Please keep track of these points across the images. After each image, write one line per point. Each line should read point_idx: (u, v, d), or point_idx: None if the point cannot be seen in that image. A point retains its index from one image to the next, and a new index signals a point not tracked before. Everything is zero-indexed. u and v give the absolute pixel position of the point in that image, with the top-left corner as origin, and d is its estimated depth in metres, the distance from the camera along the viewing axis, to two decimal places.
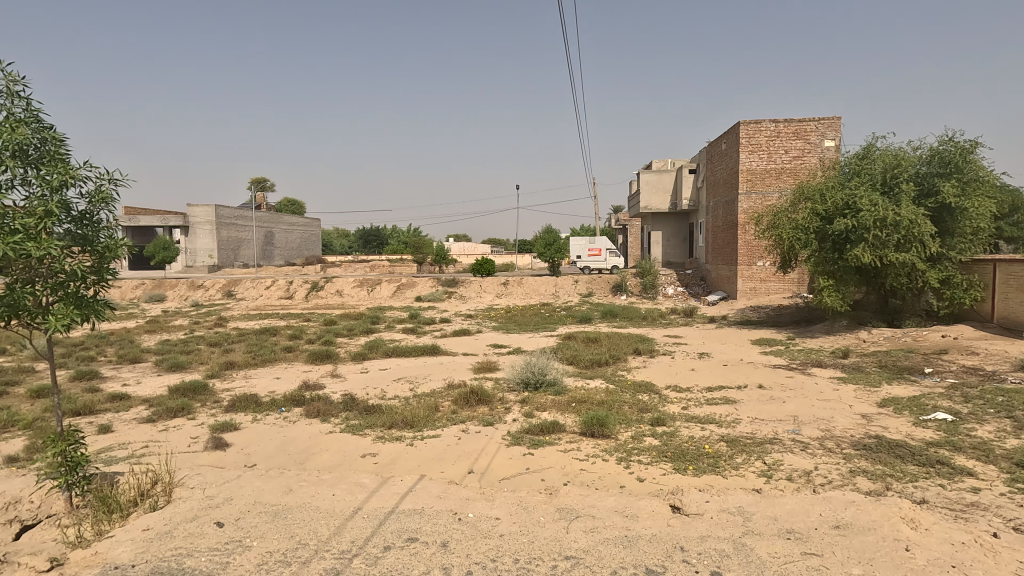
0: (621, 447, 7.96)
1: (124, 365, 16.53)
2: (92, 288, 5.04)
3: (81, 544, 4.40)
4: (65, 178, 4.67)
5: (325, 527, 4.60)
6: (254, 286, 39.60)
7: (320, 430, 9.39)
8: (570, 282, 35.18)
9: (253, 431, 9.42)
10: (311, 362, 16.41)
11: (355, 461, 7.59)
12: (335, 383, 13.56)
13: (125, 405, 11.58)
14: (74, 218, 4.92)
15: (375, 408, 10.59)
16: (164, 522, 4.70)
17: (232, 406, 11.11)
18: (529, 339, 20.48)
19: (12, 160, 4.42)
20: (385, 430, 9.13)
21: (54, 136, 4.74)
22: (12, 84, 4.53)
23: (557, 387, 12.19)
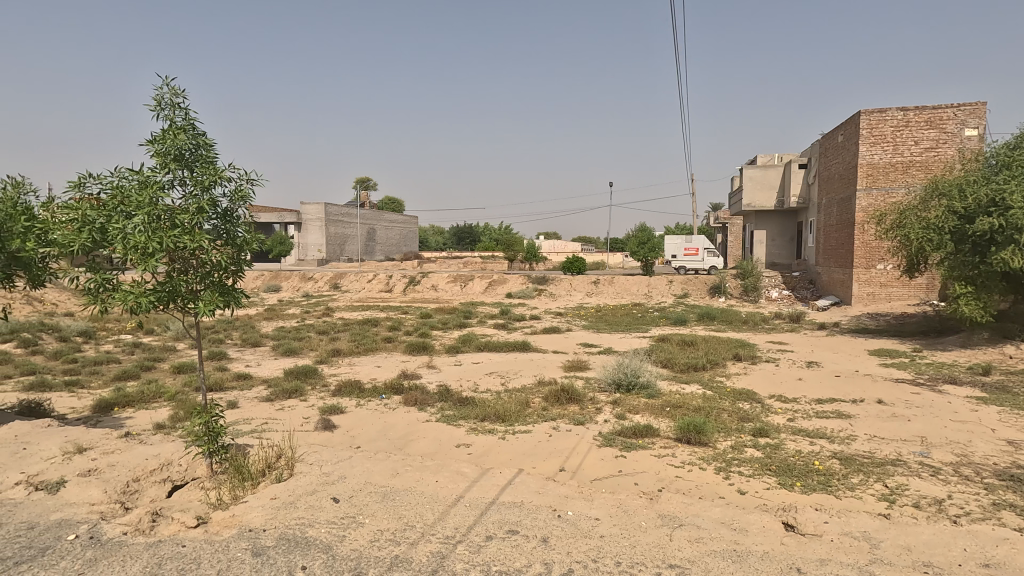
0: (720, 456, 7.59)
1: (247, 348, 18.35)
2: (233, 278, 5.61)
3: (221, 506, 4.93)
4: (214, 179, 5.20)
5: (431, 511, 4.80)
6: (357, 279, 42.25)
7: (416, 418, 9.84)
8: (664, 283, 34.12)
9: (357, 415, 10.08)
10: (409, 353, 17.25)
11: (450, 451, 7.88)
12: (430, 374, 14.14)
13: (248, 384, 12.85)
14: (219, 214, 5.47)
15: (468, 400, 10.90)
16: (289, 493, 5.14)
17: (338, 390, 11.96)
18: (621, 340, 20.13)
19: (173, 164, 5.02)
20: (478, 422, 9.37)
21: (207, 142, 5.28)
22: (172, 97, 5.09)
23: (650, 390, 11.84)
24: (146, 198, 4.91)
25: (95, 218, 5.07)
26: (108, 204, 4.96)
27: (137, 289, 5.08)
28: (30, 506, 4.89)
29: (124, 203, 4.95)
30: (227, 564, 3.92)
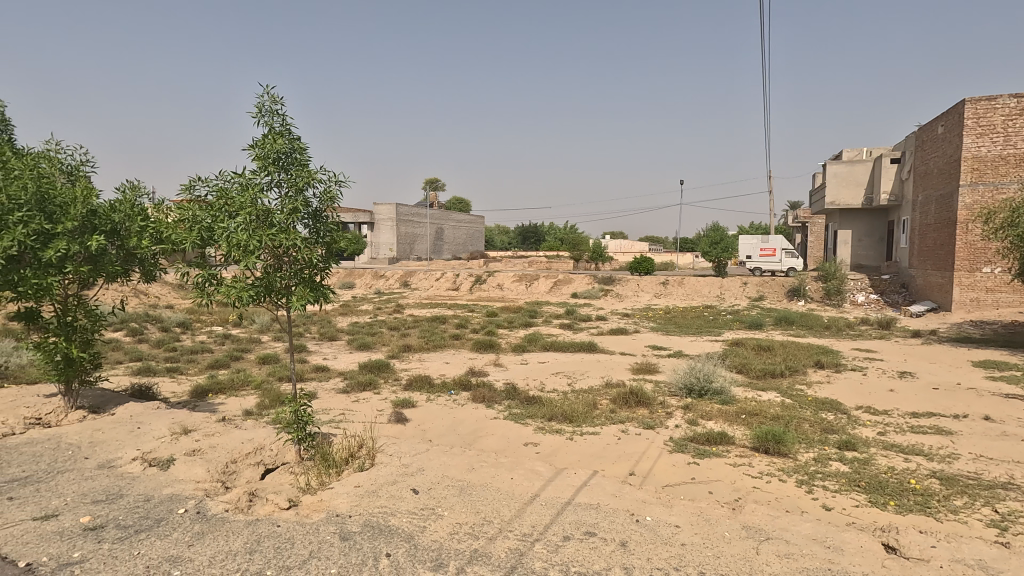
0: (802, 468, 7.17)
1: (325, 341, 19.30)
2: (322, 275, 5.91)
3: (310, 491, 5.21)
4: (308, 181, 5.49)
5: (507, 507, 4.86)
6: (425, 277, 43.40)
7: (484, 415, 9.98)
8: (737, 285, 32.69)
9: (427, 409, 10.35)
10: (476, 351, 17.51)
11: (519, 449, 7.92)
12: (497, 372, 14.28)
13: (326, 376, 13.52)
14: (311, 215, 5.76)
15: (536, 399, 10.91)
16: (371, 482, 5.35)
17: (409, 385, 12.33)
18: (692, 343, 19.48)
19: (271, 167, 5.36)
20: (545, 421, 9.36)
21: (302, 146, 5.58)
22: (271, 105, 5.41)
23: (723, 396, 11.37)
24: (248, 200, 5.26)
25: (203, 218, 5.50)
26: (215, 204, 5.37)
27: (239, 284, 5.47)
28: (144, 480, 5.37)
29: (229, 204, 5.33)
30: (317, 546, 4.13)
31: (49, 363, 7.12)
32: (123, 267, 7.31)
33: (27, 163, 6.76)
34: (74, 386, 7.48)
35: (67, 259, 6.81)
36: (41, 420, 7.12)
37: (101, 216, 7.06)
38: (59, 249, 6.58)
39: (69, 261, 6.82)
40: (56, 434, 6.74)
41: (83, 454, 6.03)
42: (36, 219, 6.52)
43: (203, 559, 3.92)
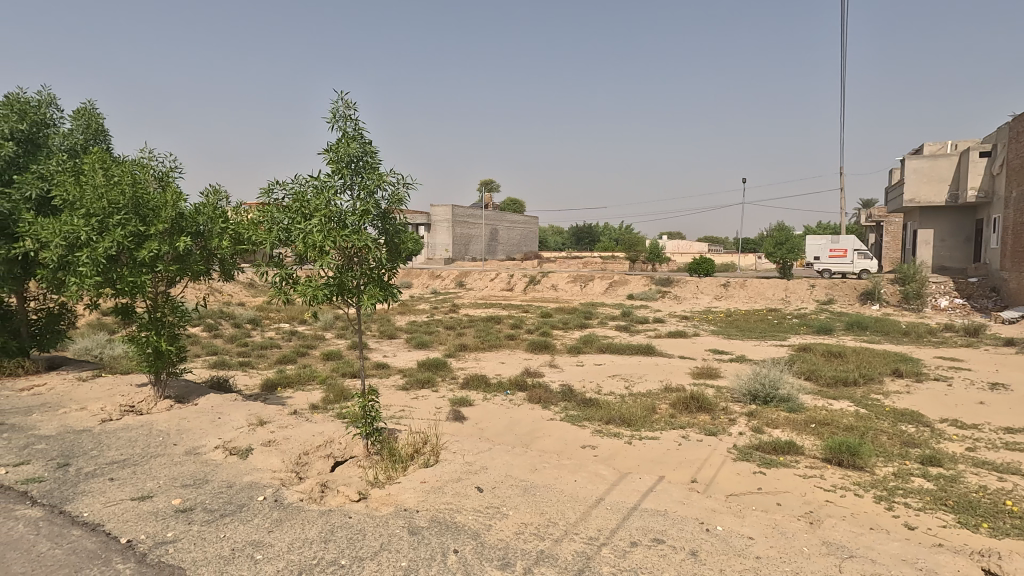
0: (880, 483, 6.73)
1: (384, 339, 19.86)
2: (390, 275, 6.08)
3: (378, 485, 5.36)
4: (378, 183, 5.66)
5: (572, 510, 4.82)
6: (480, 278, 43.87)
7: (541, 415, 9.95)
8: (804, 287, 31.16)
9: (485, 408, 10.43)
10: (532, 351, 17.52)
11: (577, 450, 7.85)
12: (553, 373, 14.22)
13: (386, 373, 13.89)
14: (380, 216, 5.93)
15: (593, 402, 10.79)
16: (436, 479, 5.45)
17: (466, 384, 12.48)
18: (755, 347, 18.71)
19: (344, 171, 5.56)
20: (603, 424, 9.23)
21: (372, 150, 5.75)
22: (345, 110, 5.61)
23: (791, 403, 10.84)
24: (323, 202, 5.48)
25: (280, 220, 5.77)
26: (292, 207, 5.62)
27: (314, 283, 5.70)
28: (226, 467, 5.70)
29: (305, 207, 5.57)
30: (388, 538, 4.24)
31: (142, 355, 7.69)
32: (206, 266, 7.78)
33: (124, 169, 7.32)
34: (163, 377, 8.04)
35: (158, 259, 7.32)
36: (134, 407, 7.69)
37: (187, 218, 7.54)
38: (151, 249, 7.08)
39: (159, 260, 7.33)
40: (147, 421, 7.26)
41: (172, 441, 6.46)
42: (132, 221, 7.05)
43: (282, 545, 4.11)
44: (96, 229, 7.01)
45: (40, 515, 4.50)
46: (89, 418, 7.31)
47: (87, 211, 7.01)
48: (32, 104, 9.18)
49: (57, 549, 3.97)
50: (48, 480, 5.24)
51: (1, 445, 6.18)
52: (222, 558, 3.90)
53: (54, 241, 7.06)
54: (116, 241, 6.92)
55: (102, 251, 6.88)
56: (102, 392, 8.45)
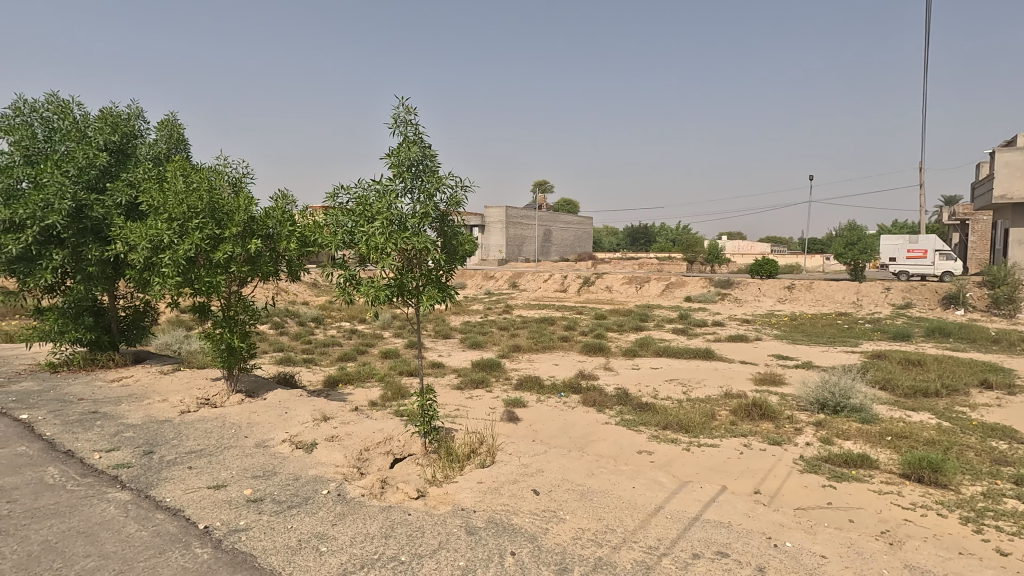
0: (968, 503, 6.21)
1: (440, 339, 20.20)
2: (448, 276, 6.16)
3: (436, 483, 5.45)
4: (438, 186, 5.75)
5: (630, 518, 4.73)
6: (534, 279, 43.90)
7: (596, 419, 9.82)
8: (878, 290, 29.29)
9: (538, 410, 10.40)
10: (586, 353, 17.34)
11: (633, 456, 7.69)
12: (607, 376, 14.01)
13: (442, 372, 14.13)
14: (439, 219, 6.02)
15: (649, 406, 10.53)
16: (493, 480, 5.47)
17: (520, 385, 12.49)
18: (823, 354, 17.74)
19: (405, 174, 5.69)
20: (660, 430, 8.99)
21: (432, 154, 5.85)
22: (406, 115, 5.74)
23: (864, 413, 10.19)
24: (385, 206, 5.62)
25: (344, 223, 5.96)
26: (356, 211, 5.79)
27: (376, 284, 5.86)
28: (293, 460, 5.95)
29: (368, 210, 5.73)
30: (446, 537, 4.29)
31: (216, 351, 8.15)
32: (275, 267, 8.16)
33: (202, 176, 7.80)
34: (235, 372, 8.49)
35: (232, 260, 7.75)
36: (210, 400, 8.16)
37: (258, 221, 7.92)
38: (226, 251, 7.50)
39: (233, 262, 7.75)
40: (221, 413, 7.69)
41: (243, 434, 6.81)
42: (209, 225, 7.50)
43: (345, 539, 4.24)
44: (177, 232, 7.49)
45: (128, 498, 4.85)
46: (170, 409, 7.83)
47: (169, 215, 7.51)
48: (123, 117, 9.94)
49: (143, 531, 4.26)
50: (135, 466, 5.64)
51: (95, 432, 6.72)
52: (290, 548, 4.07)
53: (141, 243, 7.61)
54: (195, 243, 7.38)
55: (182, 253, 7.35)
56: (181, 385, 9.03)
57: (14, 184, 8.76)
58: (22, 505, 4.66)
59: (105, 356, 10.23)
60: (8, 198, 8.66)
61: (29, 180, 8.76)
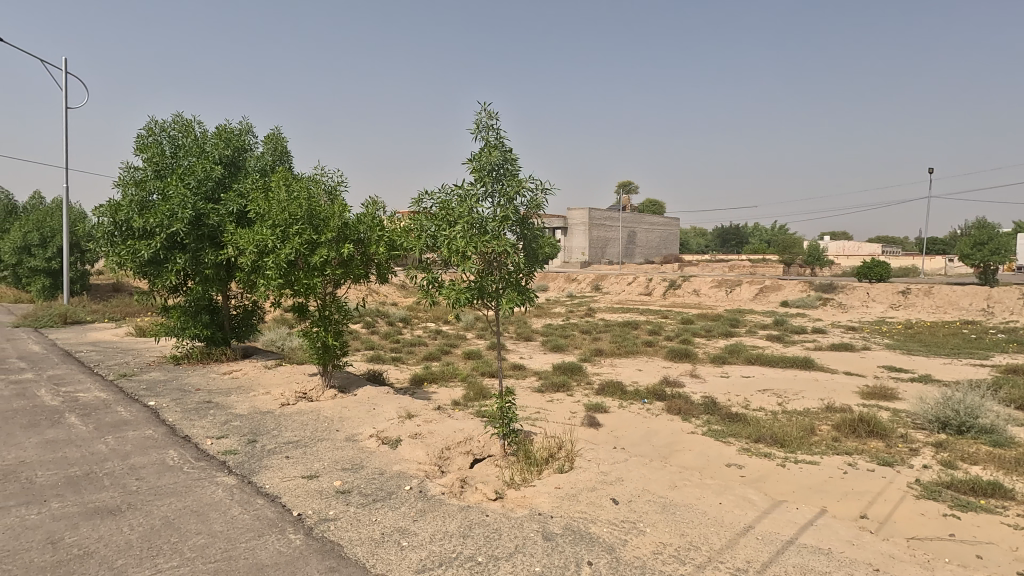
0: None
1: (522, 341, 20.35)
2: (528, 279, 6.15)
3: (514, 486, 5.46)
4: (518, 189, 5.78)
5: (716, 535, 4.48)
6: (617, 282, 43.08)
7: (681, 428, 9.42)
8: (1015, 297, 25.83)
9: (620, 416, 10.15)
10: (671, 359, 16.71)
11: (721, 469, 7.29)
12: (694, 383, 13.41)
13: (523, 374, 14.20)
14: (519, 222, 6.03)
15: (739, 417, 9.95)
16: (571, 485, 5.39)
17: (602, 389, 12.26)
18: (945, 367, 15.88)
19: (486, 179, 5.78)
20: (751, 442, 8.46)
21: (513, 157, 5.88)
22: (487, 120, 5.81)
23: (995, 436, 8.98)
24: (466, 210, 5.73)
25: (428, 227, 6.14)
26: (439, 215, 5.94)
27: (457, 286, 5.99)
28: (379, 455, 6.21)
29: (450, 214, 5.86)
30: (522, 541, 4.28)
31: (313, 348, 8.70)
32: (366, 270, 8.58)
33: (302, 186, 8.38)
34: (329, 369, 9.02)
35: (327, 263, 8.24)
36: (306, 394, 8.73)
37: (351, 227, 8.34)
38: (322, 255, 7.99)
39: (328, 265, 8.24)
40: (316, 407, 8.21)
41: (335, 427, 7.22)
42: (307, 230, 8.04)
43: (425, 535, 4.34)
44: (279, 237, 8.10)
45: (234, 482, 5.28)
46: (273, 401, 8.48)
47: (273, 222, 8.14)
48: (236, 133, 10.93)
49: (245, 514, 4.62)
50: (241, 453, 6.15)
51: (209, 420, 7.40)
52: (373, 540, 4.24)
53: (249, 248, 8.30)
54: (295, 247, 7.94)
55: (283, 257, 7.93)
56: (283, 379, 9.74)
57: (146, 196, 9.88)
58: (147, 483, 5.23)
59: (218, 351, 11.28)
60: (141, 209, 9.77)
61: (158, 192, 9.85)
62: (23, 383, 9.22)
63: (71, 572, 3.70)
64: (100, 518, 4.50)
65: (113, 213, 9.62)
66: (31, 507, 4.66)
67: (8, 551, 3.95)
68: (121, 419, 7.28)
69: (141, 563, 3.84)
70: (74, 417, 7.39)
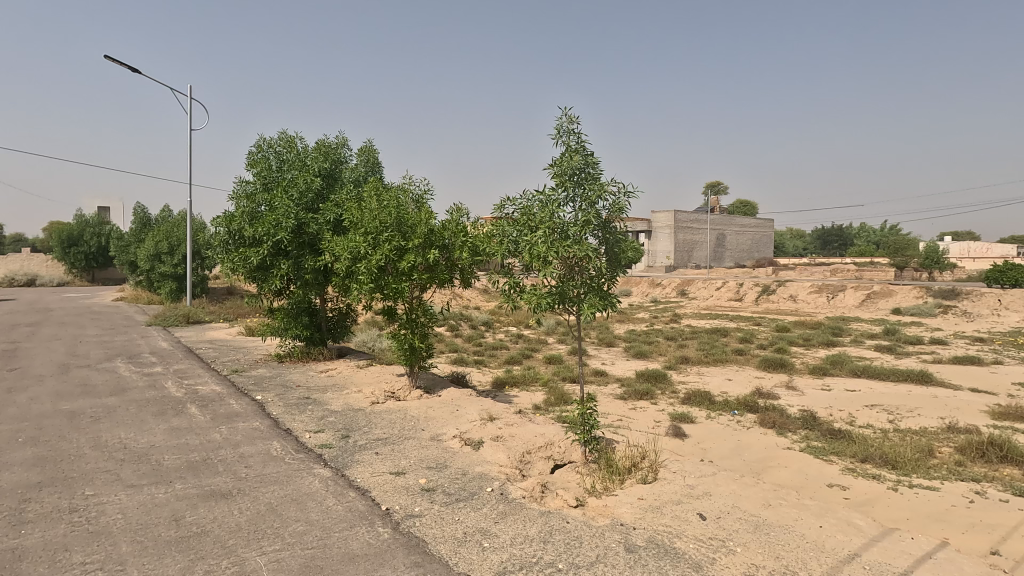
0: None
1: (603, 347, 20.04)
2: (610, 284, 6.06)
3: (596, 494, 5.38)
4: (599, 194, 5.72)
5: (815, 561, 4.16)
6: (705, 287, 41.29)
7: (776, 443, 8.84)
8: None
9: (708, 427, 9.70)
10: (764, 369, 15.74)
11: (821, 489, 6.75)
12: (791, 396, 12.54)
13: (604, 381, 13.97)
14: (601, 226, 5.95)
15: (843, 433, 9.17)
16: (655, 497, 5.22)
17: (688, 399, 11.78)
18: None
19: (567, 184, 5.76)
20: (857, 462, 7.77)
21: (595, 161, 5.82)
22: (569, 125, 5.79)
23: None
24: (547, 215, 5.75)
25: (510, 232, 6.21)
26: (520, 221, 6.00)
27: (539, 291, 6.01)
28: (462, 456, 6.36)
29: (532, 220, 5.91)
30: (604, 551, 4.20)
31: (400, 349, 9.09)
32: (450, 275, 8.83)
33: (391, 195, 8.80)
34: (415, 370, 9.37)
35: (414, 268, 8.57)
36: (395, 393, 9.13)
37: (436, 233, 8.61)
38: (409, 261, 8.33)
39: (415, 270, 8.57)
40: (403, 406, 8.55)
41: (421, 426, 7.49)
42: (396, 237, 8.41)
43: (505, 538, 4.39)
44: (371, 244, 8.55)
45: (329, 474, 5.63)
46: (364, 399, 8.95)
47: (365, 229, 8.62)
48: (333, 147, 11.68)
49: (339, 505, 4.90)
50: (335, 447, 6.54)
51: (308, 415, 7.94)
52: (456, 539, 4.34)
53: (344, 254, 8.83)
54: (385, 253, 8.35)
55: (375, 263, 8.37)
56: (373, 378, 10.26)
57: (256, 208, 10.78)
58: (254, 471, 5.70)
59: (316, 350, 12.10)
60: (251, 219, 10.69)
61: (265, 203, 10.73)
62: (154, 376, 10.39)
63: (191, 547, 4.12)
64: (215, 500, 4.97)
65: (228, 223, 10.60)
66: (159, 486, 5.24)
67: (141, 524, 4.46)
68: (233, 411, 8.00)
69: (249, 544, 4.18)
70: (194, 407, 8.21)
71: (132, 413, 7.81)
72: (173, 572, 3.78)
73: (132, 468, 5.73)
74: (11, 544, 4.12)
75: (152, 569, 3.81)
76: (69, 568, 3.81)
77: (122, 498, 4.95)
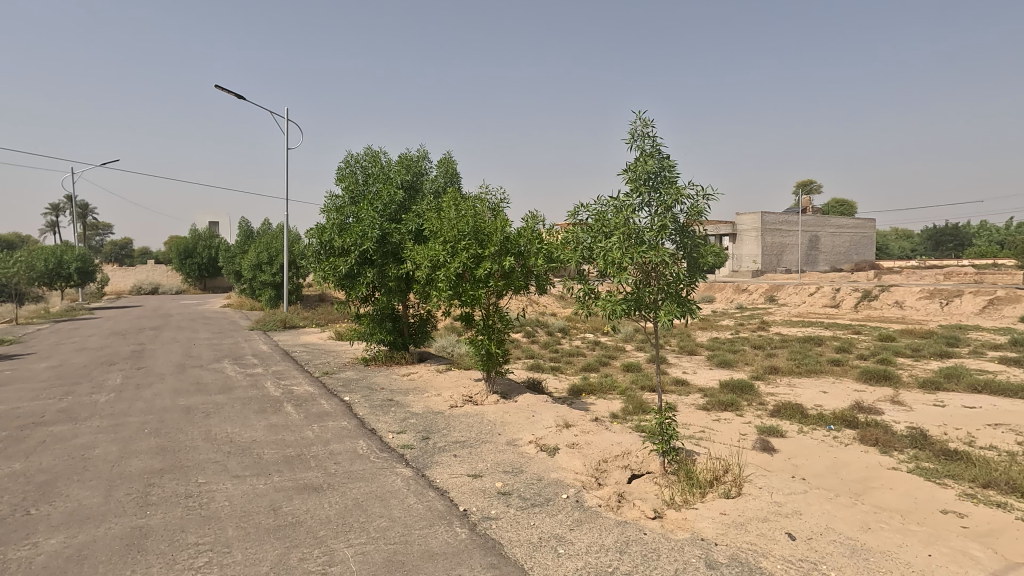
0: None
1: (685, 356, 19.33)
2: (690, 290, 5.88)
3: (675, 506, 5.22)
4: (676, 198, 5.59)
5: None
6: (796, 292, 38.78)
7: (878, 462, 8.12)
8: None
9: (801, 443, 9.09)
10: (866, 381, 14.49)
11: (935, 515, 6.10)
12: (896, 411, 11.47)
13: (686, 390, 13.46)
14: (678, 231, 5.79)
15: (958, 454, 8.25)
16: (738, 513, 4.98)
17: (777, 411, 11.11)
18: None
19: (642, 189, 5.68)
20: (977, 488, 6.95)
21: (670, 165, 5.69)
22: (643, 129, 5.71)
23: None
24: (622, 221, 5.70)
25: (584, 239, 6.20)
26: (594, 227, 5.98)
27: (613, 297, 5.95)
28: (538, 462, 6.40)
29: (605, 225, 5.88)
30: (683, 566, 4.08)
31: (478, 355, 9.26)
32: (526, 282, 8.88)
33: (469, 205, 9.07)
34: (492, 375, 9.52)
35: (490, 275, 8.73)
36: (472, 398, 9.33)
37: (512, 241, 8.70)
38: (485, 268, 8.51)
39: (491, 277, 8.73)
40: (481, 411, 8.72)
41: (497, 431, 7.61)
42: (473, 245, 8.64)
43: (581, 545, 4.37)
44: (450, 253, 8.85)
45: (410, 474, 5.87)
46: (444, 403, 9.25)
47: (445, 238, 8.94)
48: (414, 160, 12.25)
49: (419, 504, 5.09)
50: (416, 448, 6.79)
51: (391, 416, 8.31)
52: (532, 543, 4.39)
53: (424, 263, 9.19)
54: (463, 261, 8.61)
55: (453, 270, 8.65)
56: (452, 382, 10.55)
57: (344, 220, 11.43)
58: (342, 467, 6.06)
59: (399, 354, 12.69)
60: (340, 230, 11.37)
61: (353, 216, 11.38)
62: (255, 376, 11.30)
63: (287, 536, 4.45)
64: (308, 493, 5.32)
65: (320, 235, 11.34)
66: (260, 478, 5.70)
67: (244, 512, 4.88)
68: (324, 410, 8.54)
69: (338, 536, 4.45)
70: (290, 406, 8.85)
71: (237, 410, 8.53)
72: (271, 558, 4.09)
73: (236, 460, 6.28)
74: (139, 522, 4.65)
75: (253, 553, 4.15)
76: (185, 547, 4.24)
77: (229, 487, 5.44)
